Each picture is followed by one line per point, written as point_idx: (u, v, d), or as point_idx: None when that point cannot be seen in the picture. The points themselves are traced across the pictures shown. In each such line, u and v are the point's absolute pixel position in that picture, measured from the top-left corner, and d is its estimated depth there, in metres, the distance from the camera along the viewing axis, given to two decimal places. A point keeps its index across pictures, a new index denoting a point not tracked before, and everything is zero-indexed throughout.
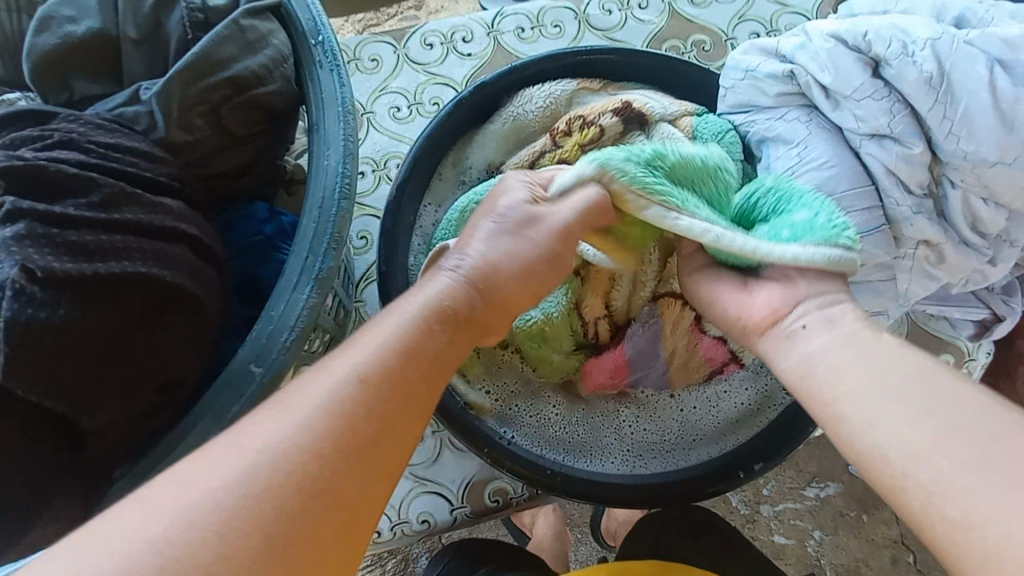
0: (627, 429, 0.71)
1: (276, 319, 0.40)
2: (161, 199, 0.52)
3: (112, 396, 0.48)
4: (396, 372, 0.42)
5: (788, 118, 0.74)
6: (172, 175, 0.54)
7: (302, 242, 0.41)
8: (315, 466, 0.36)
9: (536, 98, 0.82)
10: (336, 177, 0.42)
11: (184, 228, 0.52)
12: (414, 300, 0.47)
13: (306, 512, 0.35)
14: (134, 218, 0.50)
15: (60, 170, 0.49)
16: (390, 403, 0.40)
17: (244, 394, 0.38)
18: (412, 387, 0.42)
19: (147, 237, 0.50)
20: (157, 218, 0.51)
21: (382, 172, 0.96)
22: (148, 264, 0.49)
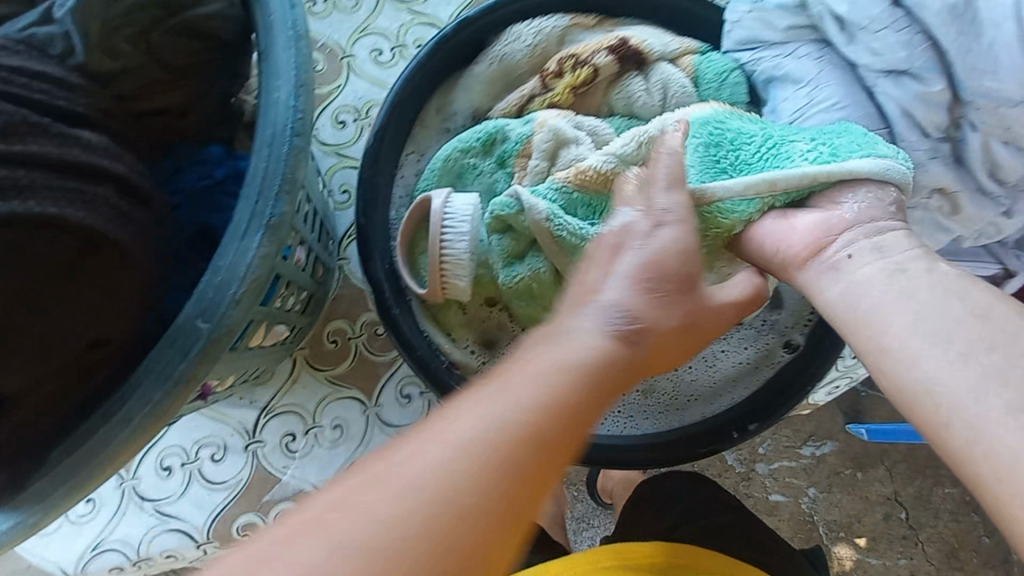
0: (618, 388, 0.68)
1: (224, 270, 0.35)
2: (75, 130, 0.45)
3: (26, 359, 0.42)
4: (554, 414, 0.40)
5: (798, 54, 0.68)
6: (92, 105, 0.47)
7: (251, 184, 0.37)
8: (420, 526, 0.34)
9: (525, 36, 0.76)
10: (288, 112, 0.38)
11: (107, 164, 0.45)
12: (569, 343, 0.45)
13: (454, 544, 0.34)
14: (41, 151, 0.42)
15: None
16: (536, 446, 0.38)
17: (188, 353, 0.34)
18: (579, 426, 0.41)
19: (60, 175, 0.43)
20: (69, 151, 0.43)
21: (364, 121, 0.91)
22: (59, 206, 0.42)
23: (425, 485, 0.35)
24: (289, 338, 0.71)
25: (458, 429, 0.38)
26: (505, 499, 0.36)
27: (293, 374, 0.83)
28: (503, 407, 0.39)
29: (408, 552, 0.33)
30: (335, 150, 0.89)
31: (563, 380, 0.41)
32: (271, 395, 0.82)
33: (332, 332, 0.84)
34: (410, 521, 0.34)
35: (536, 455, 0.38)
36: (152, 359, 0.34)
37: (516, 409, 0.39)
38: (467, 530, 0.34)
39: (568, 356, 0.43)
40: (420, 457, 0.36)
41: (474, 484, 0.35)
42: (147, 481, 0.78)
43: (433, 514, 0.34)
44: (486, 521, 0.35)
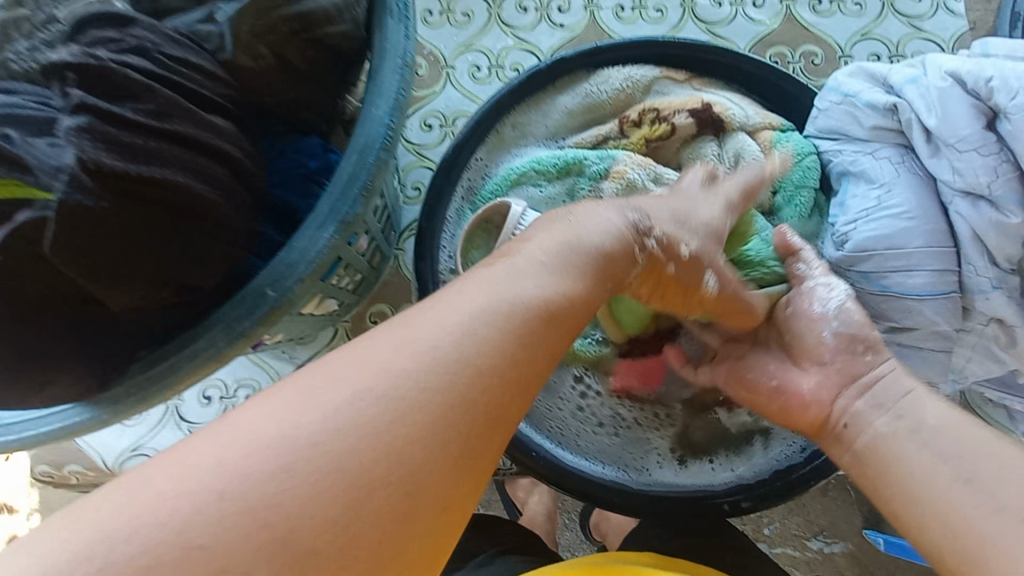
0: (615, 434, 0.72)
1: (297, 251, 0.41)
2: (211, 116, 0.41)
3: (135, 287, 0.38)
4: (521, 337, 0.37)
5: (879, 155, 0.67)
6: (230, 99, 0.43)
7: (337, 184, 0.43)
8: (472, 399, 0.34)
9: (613, 80, 0.77)
10: (381, 128, 0.43)
11: (230, 148, 0.41)
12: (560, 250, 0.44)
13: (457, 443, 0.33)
14: (182, 132, 0.39)
15: (125, 77, 0.38)
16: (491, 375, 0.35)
17: (254, 314, 0.40)
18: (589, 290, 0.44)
19: (189, 150, 0.39)
20: (205, 135, 0.39)
21: (448, 128, 0.98)
22: (182, 174, 0.38)
23: (440, 349, 0.35)
24: (335, 311, 0.78)
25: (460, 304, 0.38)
26: (517, 335, 0.38)
27: (331, 342, 0.90)
28: (498, 274, 0.41)
29: (455, 417, 0.33)
30: (416, 150, 0.96)
31: (568, 256, 0.44)
32: (309, 354, 0.89)
33: (374, 314, 0.91)
34: (440, 372, 0.34)
35: (548, 328, 0.39)
36: (224, 310, 0.41)
37: (513, 288, 0.40)
38: (486, 408, 0.35)
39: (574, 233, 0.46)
40: (410, 332, 0.36)
41: (485, 337, 0.37)
42: (188, 405, 0.87)
43: (461, 370, 0.35)
44: (491, 392, 0.35)
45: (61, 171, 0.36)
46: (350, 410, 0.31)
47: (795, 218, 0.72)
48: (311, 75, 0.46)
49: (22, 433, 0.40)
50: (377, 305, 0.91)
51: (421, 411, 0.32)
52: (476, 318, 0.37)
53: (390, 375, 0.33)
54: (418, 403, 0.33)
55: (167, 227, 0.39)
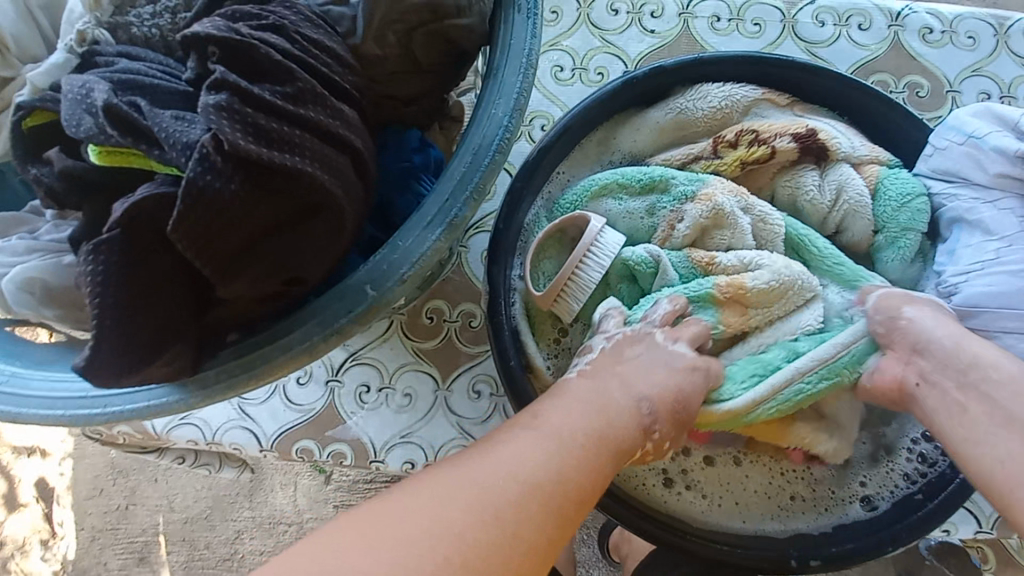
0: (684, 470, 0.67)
1: (402, 251, 0.40)
2: (342, 104, 0.39)
3: (253, 277, 0.37)
4: (538, 497, 0.45)
5: (1001, 206, 0.62)
6: (356, 87, 0.41)
7: (447, 183, 0.41)
8: (493, 554, 0.42)
9: (712, 97, 0.72)
10: (498, 129, 0.42)
11: (356, 140, 0.39)
12: (581, 419, 0.52)
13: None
14: (313, 119, 0.38)
15: (264, 56, 0.37)
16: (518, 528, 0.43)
17: (353, 310, 0.39)
18: (599, 465, 0.50)
19: (322, 140, 0.38)
20: (332, 123, 0.38)
21: (525, 127, 0.95)
22: (315, 166, 0.37)
23: (478, 502, 0.43)
24: None
25: (500, 466, 0.46)
26: (537, 504, 0.45)
27: (385, 333, 0.89)
28: (531, 441, 0.49)
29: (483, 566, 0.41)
30: None
31: (584, 428, 0.52)
32: (363, 343, 0.88)
33: (430, 309, 0.89)
34: (491, 523, 0.43)
35: (562, 491, 0.47)
36: (324, 302, 0.39)
37: (545, 457, 0.47)
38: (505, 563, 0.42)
39: (587, 404, 0.54)
40: (455, 489, 0.44)
41: (523, 499, 0.45)
42: None
43: (497, 531, 0.43)
44: (509, 548, 0.42)
45: (194, 148, 0.35)
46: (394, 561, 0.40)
47: (897, 262, 0.67)
48: (433, 69, 0.44)
49: (107, 409, 0.38)
50: (434, 300, 0.89)
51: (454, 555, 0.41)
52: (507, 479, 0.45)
53: (443, 528, 0.42)
54: (451, 543, 0.41)
55: (288, 215, 0.37)
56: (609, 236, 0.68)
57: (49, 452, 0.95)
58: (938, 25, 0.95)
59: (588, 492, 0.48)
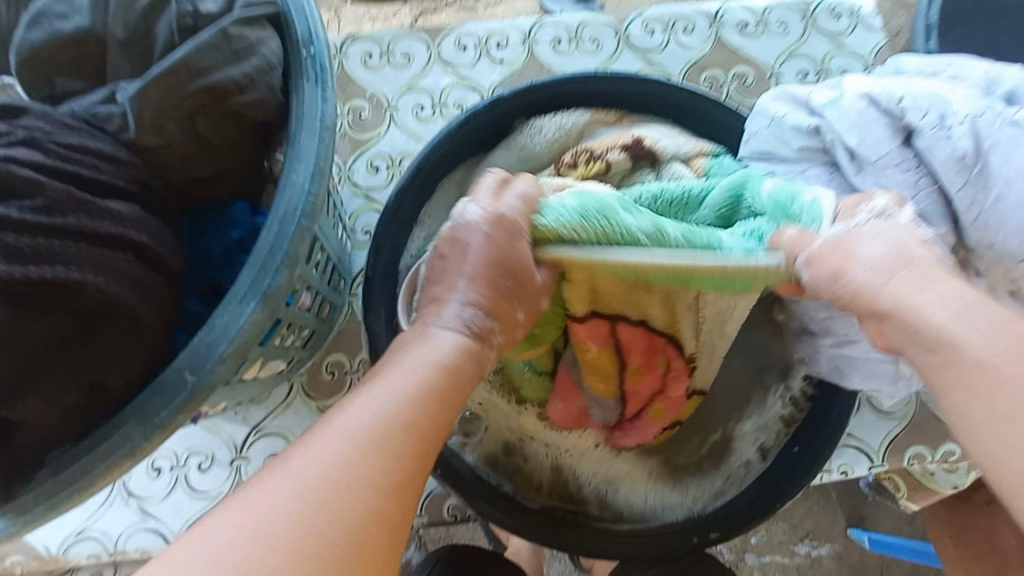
0: (594, 480, 0.71)
1: (218, 330, 0.40)
2: (110, 203, 0.43)
3: (44, 382, 0.41)
4: (376, 461, 0.43)
5: (808, 175, 0.69)
6: (132, 179, 0.45)
7: (257, 254, 0.41)
8: (345, 534, 0.40)
9: (546, 130, 0.79)
10: (300, 194, 0.43)
11: (135, 236, 0.43)
12: (417, 348, 0.51)
13: (334, 559, 0.39)
14: (78, 226, 0.41)
15: (12, 174, 0.41)
16: (358, 501, 0.41)
17: (174, 401, 0.38)
18: (443, 400, 0.49)
19: (92, 244, 0.42)
20: (102, 226, 0.42)
21: (396, 169, 0.97)
22: (84, 271, 0.41)
23: (309, 492, 0.40)
24: (286, 368, 0.75)
25: (319, 454, 0.42)
26: (382, 471, 0.43)
27: (288, 398, 0.87)
28: (349, 417, 0.45)
29: (319, 547, 0.39)
30: (364, 193, 0.95)
31: (410, 383, 0.48)
32: (265, 413, 0.86)
33: (331, 364, 0.88)
34: (321, 507, 0.40)
35: (398, 439, 0.45)
36: (142, 401, 0.39)
37: (371, 419, 0.45)
38: (363, 536, 0.40)
39: (416, 353, 0.51)
40: (279, 487, 0.41)
41: (359, 469, 0.42)
42: (138, 479, 0.82)
43: (331, 501, 0.40)
44: (353, 520, 0.40)
45: None
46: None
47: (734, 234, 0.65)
48: (223, 147, 0.47)
49: None
50: (333, 354, 0.88)
51: (303, 549, 0.38)
52: (329, 453, 0.42)
53: (264, 533, 0.38)
54: (281, 546, 0.38)
55: (76, 326, 0.41)
56: None
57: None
58: (752, 19, 1.05)
59: (431, 444, 0.47)
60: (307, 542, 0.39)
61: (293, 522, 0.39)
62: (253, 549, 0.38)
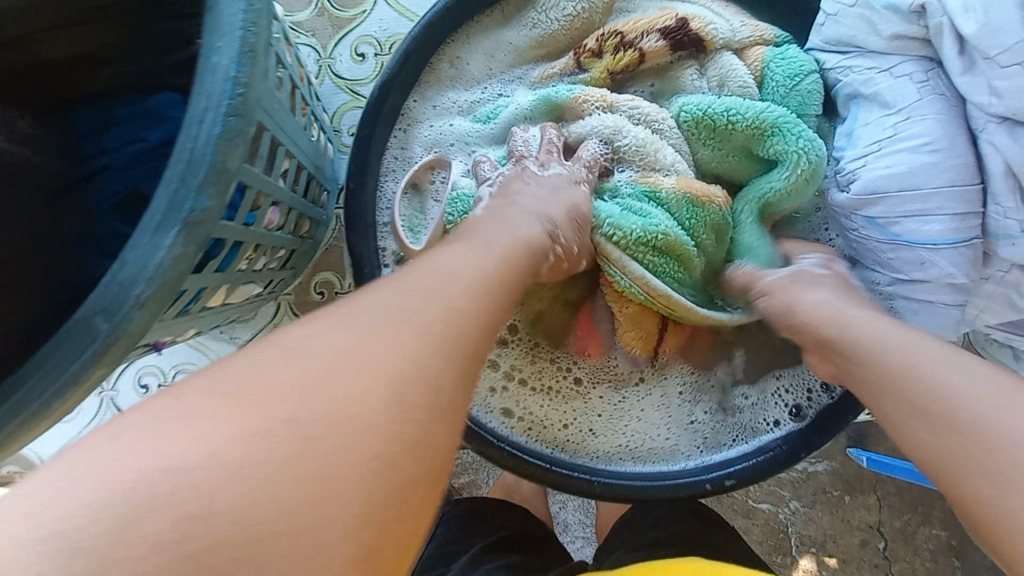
0: (604, 419, 0.64)
1: (131, 267, 0.31)
2: None
3: None
4: (471, 311, 0.38)
5: (897, 73, 0.54)
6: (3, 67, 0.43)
7: (172, 166, 0.31)
8: (435, 359, 0.33)
9: (567, 2, 0.63)
10: (225, 83, 0.31)
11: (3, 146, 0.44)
12: (502, 230, 0.48)
13: (421, 381, 0.32)
14: None
15: None
16: (458, 343, 0.35)
17: (84, 353, 0.31)
18: (518, 286, 0.45)
19: None
20: None
21: (385, 57, 0.82)
22: None
23: (371, 335, 0.32)
24: (266, 290, 0.68)
25: (415, 285, 0.37)
26: (476, 324, 0.37)
27: (275, 318, 0.81)
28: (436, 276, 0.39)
29: (410, 357, 0.32)
30: (348, 86, 0.81)
31: (492, 262, 0.43)
32: (251, 334, 0.80)
33: (320, 284, 0.81)
34: (419, 328, 0.34)
35: (491, 298, 0.40)
36: (47, 351, 0.32)
37: (463, 272, 0.40)
38: (451, 386, 0.33)
39: (495, 230, 0.48)
40: (330, 332, 0.32)
41: (463, 302, 0.38)
42: (125, 397, 0.79)
43: (431, 337, 0.34)
44: (464, 342, 0.36)
45: None
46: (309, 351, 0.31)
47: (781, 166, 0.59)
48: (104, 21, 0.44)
49: None
50: (322, 274, 0.81)
51: (428, 376, 0.32)
52: (425, 285, 0.38)
53: (358, 333, 0.33)
54: (375, 349, 0.32)
55: None
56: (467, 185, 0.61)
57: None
58: None
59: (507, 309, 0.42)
60: (405, 351, 0.32)
61: (392, 326, 0.33)
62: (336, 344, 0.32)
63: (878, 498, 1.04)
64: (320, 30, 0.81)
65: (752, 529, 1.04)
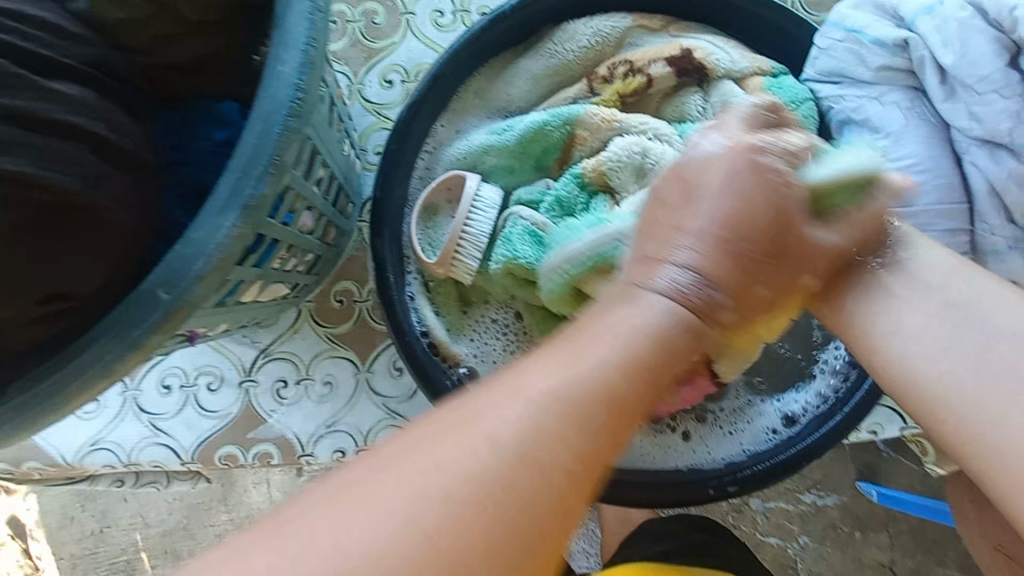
0: None
1: (194, 244, 0.35)
2: (58, 83, 0.42)
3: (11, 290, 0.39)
4: (576, 448, 0.35)
5: (885, 100, 0.59)
6: (89, 57, 0.44)
7: (237, 158, 0.36)
8: (518, 521, 0.33)
9: (581, 35, 0.69)
10: (288, 89, 0.36)
11: (90, 126, 0.42)
12: (637, 317, 0.40)
13: (523, 535, 0.33)
14: (21, 105, 0.40)
15: None
16: (540, 490, 0.33)
17: (147, 320, 0.35)
18: (653, 389, 0.39)
19: (39, 129, 0.40)
20: (54, 111, 0.41)
21: (411, 84, 0.88)
22: (31, 162, 0.39)
23: (490, 484, 0.33)
24: (290, 294, 0.72)
25: (515, 396, 0.35)
26: (595, 451, 0.35)
27: (296, 324, 0.84)
28: (530, 392, 0.35)
29: (527, 492, 0.33)
30: (376, 109, 0.87)
31: (656, 314, 0.41)
32: (272, 338, 0.84)
33: (340, 292, 0.85)
34: (519, 482, 0.33)
35: (601, 438, 0.36)
36: (115, 316, 0.35)
37: (596, 382, 0.37)
38: (515, 522, 0.33)
39: (628, 326, 0.40)
40: (450, 449, 0.33)
41: (554, 465, 0.34)
42: (148, 396, 0.82)
43: (496, 479, 0.33)
44: (557, 467, 0.34)
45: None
46: (453, 476, 0.32)
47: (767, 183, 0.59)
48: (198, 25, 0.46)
49: None
50: (342, 283, 0.84)
51: (500, 528, 0.32)
52: (553, 386, 0.36)
53: (495, 460, 0.33)
54: (521, 518, 0.33)
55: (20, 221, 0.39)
56: (487, 196, 0.66)
57: (13, 489, 0.90)
58: None
59: (632, 416, 0.38)
60: (510, 476, 0.33)
61: (529, 471, 0.33)
62: (488, 499, 0.33)
63: (889, 535, 1.03)
64: (352, 59, 0.88)
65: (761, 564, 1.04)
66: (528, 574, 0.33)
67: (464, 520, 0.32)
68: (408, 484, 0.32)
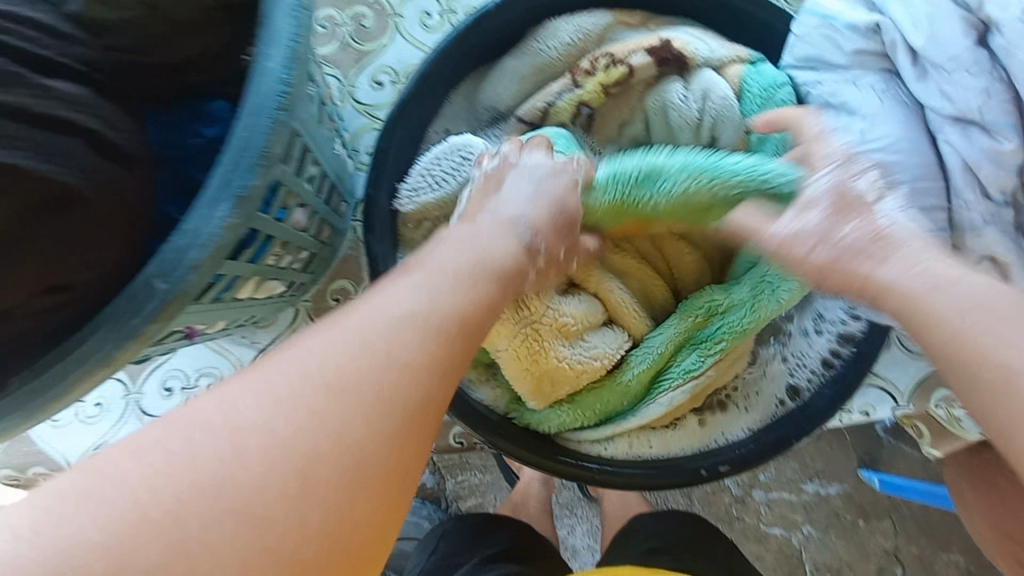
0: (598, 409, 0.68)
1: (189, 235, 0.37)
2: (54, 82, 0.44)
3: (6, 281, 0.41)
4: (459, 328, 0.40)
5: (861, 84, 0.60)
6: (81, 58, 0.46)
7: (228, 153, 0.37)
8: (376, 394, 0.35)
9: (563, 31, 0.71)
10: (274, 84, 0.38)
11: (80, 119, 0.44)
12: (469, 228, 0.52)
13: (394, 416, 0.35)
14: (16, 102, 0.42)
15: None
16: (414, 370, 0.37)
17: (144, 310, 0.36)
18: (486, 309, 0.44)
19: (38, 126, 0.42)
20: (53, 108, 0.43)
21: (400, 84, 0.90)
22: (27, 156, 0.41)
23: (373, 355, 0.36)
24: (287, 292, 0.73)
25: (386, 305, 0.39)
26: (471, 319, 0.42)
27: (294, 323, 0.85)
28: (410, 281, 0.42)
29: (406, 373, 0.37)
30: (368, 111, 0.89)
31: (457, 288, 0.43)
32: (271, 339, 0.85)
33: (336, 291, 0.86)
34: (383, 373, 0.36)
35: (464, 327, 0.41)
36: (114, 307, 0.37)
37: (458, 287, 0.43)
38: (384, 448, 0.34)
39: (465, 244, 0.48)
40: (333, 332, 0.37)
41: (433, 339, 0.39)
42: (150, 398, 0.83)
43: (382, 360, 0.36)
44: (447, 341, 0.40)
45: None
46: (330, 367, 0.35)
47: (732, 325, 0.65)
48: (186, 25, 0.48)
49: None
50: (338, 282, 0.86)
51: (380, 412, 0.35)
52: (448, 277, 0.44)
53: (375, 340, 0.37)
54: (392, 410, 0.35)
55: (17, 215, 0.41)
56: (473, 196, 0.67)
57: None
58: None
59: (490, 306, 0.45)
60: (402, 370, 0.36)
61: (406, 354, 0.37)
62: (383, 380, 0.36)
63: (892, 523, 1.04)
64: (343, 62, 0.89)
65: (765, 554, 1.05)
66: (391, 487, 0.35)
67: (337, 434, 0.33)
68: (294, 368, 0.35)
